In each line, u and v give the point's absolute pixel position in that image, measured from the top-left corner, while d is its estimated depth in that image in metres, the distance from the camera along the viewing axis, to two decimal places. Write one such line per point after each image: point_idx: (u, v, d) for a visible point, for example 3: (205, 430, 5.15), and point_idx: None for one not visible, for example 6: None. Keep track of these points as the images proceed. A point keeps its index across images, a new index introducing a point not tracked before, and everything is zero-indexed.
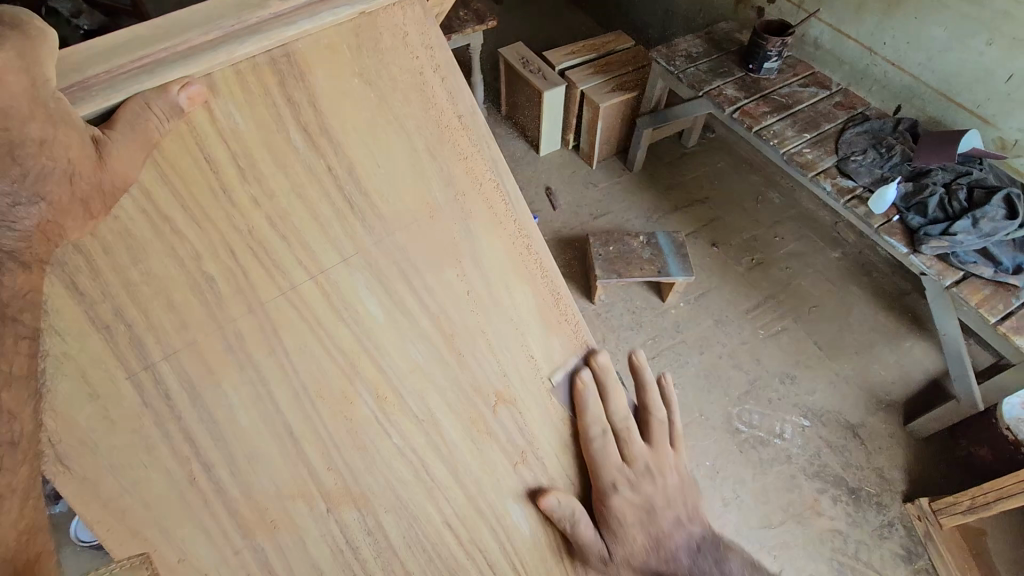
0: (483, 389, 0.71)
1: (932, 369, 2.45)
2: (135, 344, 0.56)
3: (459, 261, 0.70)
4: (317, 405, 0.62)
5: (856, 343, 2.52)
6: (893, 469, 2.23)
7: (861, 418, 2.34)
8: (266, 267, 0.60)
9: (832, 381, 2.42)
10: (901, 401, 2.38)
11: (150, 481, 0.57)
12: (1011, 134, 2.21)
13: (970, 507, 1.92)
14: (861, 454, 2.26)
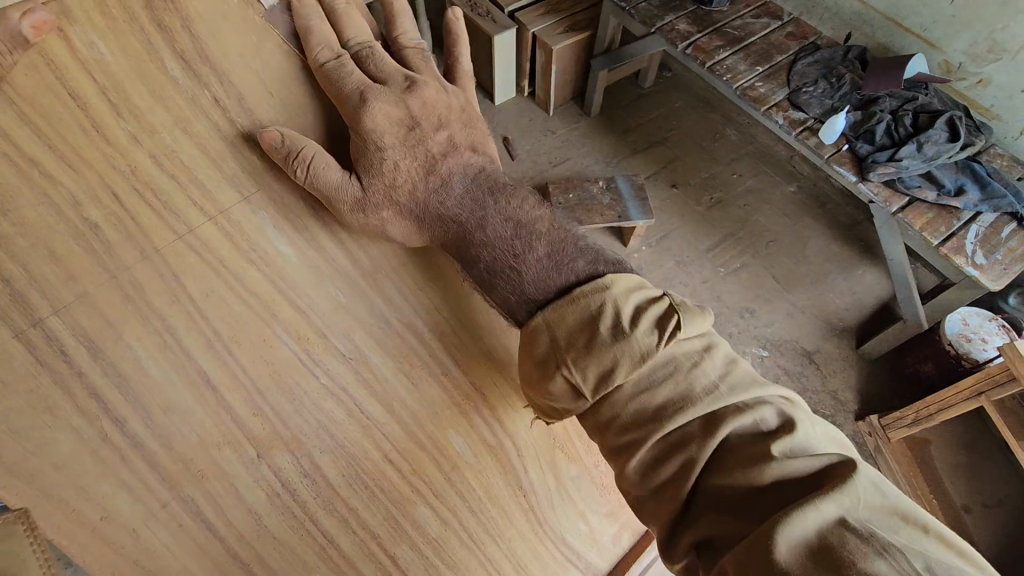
0: (411, 325, 0.71)
1: (883, 294, 2.55)
2: (17, 301, 0.52)
3: None
4: (234, 351, 0.61)
5: (811, 275, 2.60)
6: (846, 390, 2.36)
7: (816, 344, 2.44)
8: (155, 209, 0.57)
9: (789, 313, 2.50)
10: (853, 325, 2.49)
11: (58, 442, 0.54)
12: (955, 57, 2.23)
13: (914, 420, 2.06)
14: (816, 378, 2.37)
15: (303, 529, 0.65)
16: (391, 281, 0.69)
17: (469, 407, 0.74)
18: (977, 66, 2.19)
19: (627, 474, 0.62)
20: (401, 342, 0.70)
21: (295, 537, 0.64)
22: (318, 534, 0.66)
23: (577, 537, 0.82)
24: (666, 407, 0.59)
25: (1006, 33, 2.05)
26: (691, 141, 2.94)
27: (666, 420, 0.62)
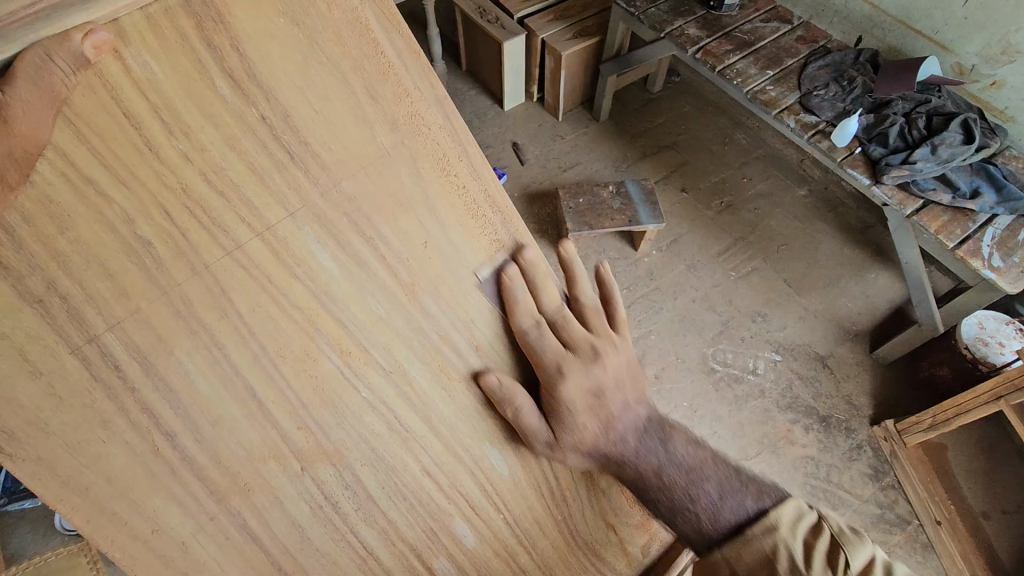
0: (449, 337, 0.71)
1: (897, 298, 2.54)
2: (74, 317, 0.53)
3: (412, 211, 0.69)
4: (279, 365, 0.62)
5: (824, 278, 2.59)
6: (861, 394, 2.34)
7: (830, 348, 2.43)
8: (205, 226, 0.58)
9: (802, 316, 2.50)
10: (867, 329, 2.48)
11: (111, 456, 0.55)
12: (969, 59, 2.22)
13: (931, 424, 2.05)
14: (830, 383, 2.36)
15: (345, 541, 0.65)
16: (428, 295, 0.70)
17: (506, 420, 0.74)
18: (991, 68, 2.18)
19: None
20: (439, 356, 0.70)
21: (338, 550, 0.65)
22: (359, 546, 0.66)
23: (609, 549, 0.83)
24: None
25: (1021, 34, 2.04)
26: (700, 145, 2.95)
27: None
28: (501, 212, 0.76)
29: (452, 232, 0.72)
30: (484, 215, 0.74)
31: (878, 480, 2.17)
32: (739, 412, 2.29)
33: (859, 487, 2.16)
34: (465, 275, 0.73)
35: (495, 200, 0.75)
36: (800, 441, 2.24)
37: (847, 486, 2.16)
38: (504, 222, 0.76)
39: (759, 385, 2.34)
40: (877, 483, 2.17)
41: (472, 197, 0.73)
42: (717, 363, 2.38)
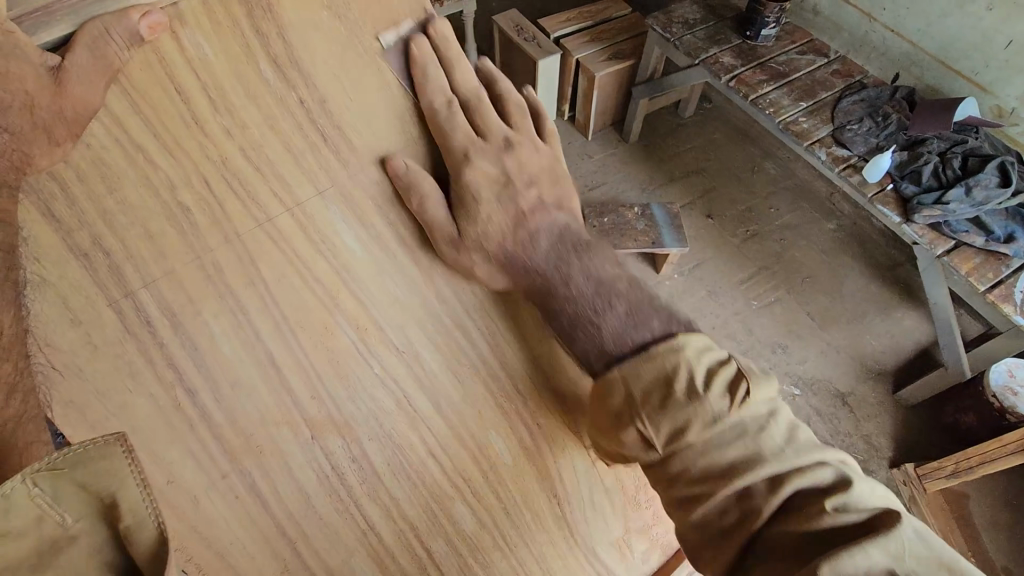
0: (462, 325, 0.73)
1: (923, 339, 2.48)
2: (114, 271, 0.57)
3: None
4: (299, 336, 0.65)
5: (848, 313, 2.54)
6: (881, 435, 2.28)
7: (850, 386, 2.38)
8: (241, 198, 0.62)
9: (822, 351, 2.45)
10: (891, 368, 2.42)
11: (133, 407, 0.58)
12: (1008, 102, 2.20)
13: (953, 472, 1.97)
14: (850, 421, 2.30)
15: (347, 514, 0.67)
16: (445, 282, 0.72)
17: (511, 410, 0.75)
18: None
19: (619, 391, 0.65)
20: (451, 343, 0.73)
21: (340, 520, 0.67)
22: (361, 520, 0.68)
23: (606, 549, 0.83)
24: (666, 348, 0.64)
25: None
26: (729, 172, 2.95)
27: (661, 341, 0.65)
28: None
29: None
30: None
31: None
32: None
33: None
34: None
35: None
36: None
37: None
38: None
39: None
40: None
41: None
42: None
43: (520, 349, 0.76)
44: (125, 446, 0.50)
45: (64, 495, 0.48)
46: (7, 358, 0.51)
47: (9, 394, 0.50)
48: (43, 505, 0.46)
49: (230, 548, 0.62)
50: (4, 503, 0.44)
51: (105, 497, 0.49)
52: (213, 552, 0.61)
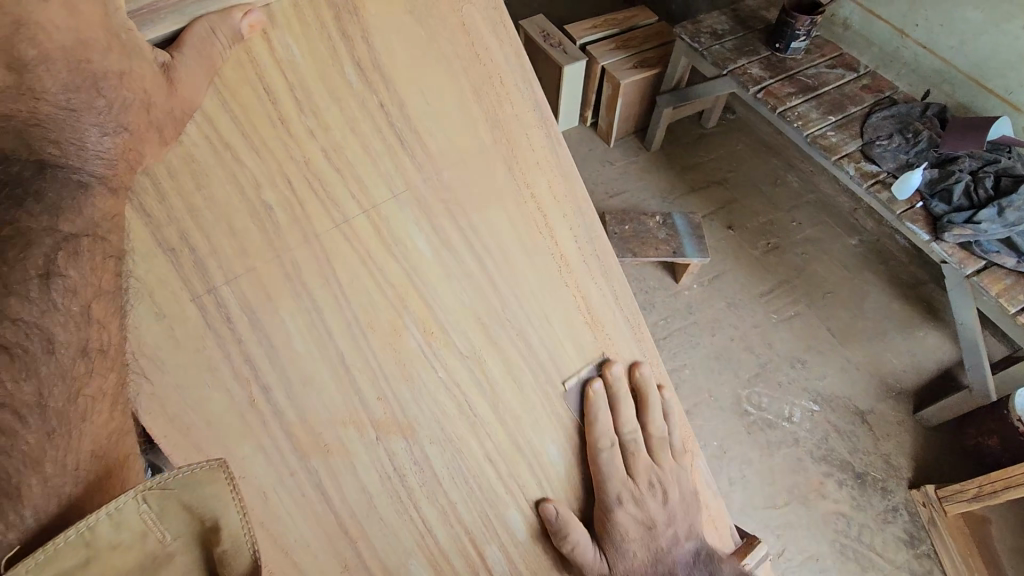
0: (523, 330, 0.74)
1: (945, 359, 2.45)
2: (198, 267, 0.58)
3: (503, 202, 0.73)
4: (368, 337, 0.65)
5: (869, 331, 2.52)
6: (900, 455, 2.26)
7: (871, 403, 2.35)
8: (321, 199, 0.62)
9: (843, 368, 2.43)
10: (912, 388, 2.39)
11: (212, 401, 0.59)
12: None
13: (976, 495, 1.94)
14: (869, 439, 2.28)
15: (407, 516, 0.68)
16: (507, 287, 0.73)
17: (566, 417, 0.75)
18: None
19: None
20: (510, 348, 0.73)
21: (399, 522, 0.67)
22: (419, 522, 0.68)
23: None
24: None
25: None
26: (751, 183, 2.93)
27: None
28: (584, 214, 0.79)
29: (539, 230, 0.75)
30: (568, 214, 0.77)
31: (912, 547, 2.08)
32: (770, 458, 2.22)
33: (890, 552, 2.07)
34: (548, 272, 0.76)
35: (578, 199, 0.79)
36: (832, 496, 2.16)
37: (878, 550, 2.07)
38: (584, 222, 0.79)
39: (793, 433, 2.28)
40: (911, 550, 2.08)
41: (560, 197, 0.77)
42: (751, 405, 2.33)
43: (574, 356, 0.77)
44: (228, 473, 0.51)
45: (168, 514, 0.50)
46: (111, 370, 0.52)
47: (112, 403, 0.51)
48: (149, 519, 0.49)
49: (295, 546, 0.63)
50: (120, 516, 0.46)
51: (206, 519, 0.51)
52: (280, 549, 0.62)
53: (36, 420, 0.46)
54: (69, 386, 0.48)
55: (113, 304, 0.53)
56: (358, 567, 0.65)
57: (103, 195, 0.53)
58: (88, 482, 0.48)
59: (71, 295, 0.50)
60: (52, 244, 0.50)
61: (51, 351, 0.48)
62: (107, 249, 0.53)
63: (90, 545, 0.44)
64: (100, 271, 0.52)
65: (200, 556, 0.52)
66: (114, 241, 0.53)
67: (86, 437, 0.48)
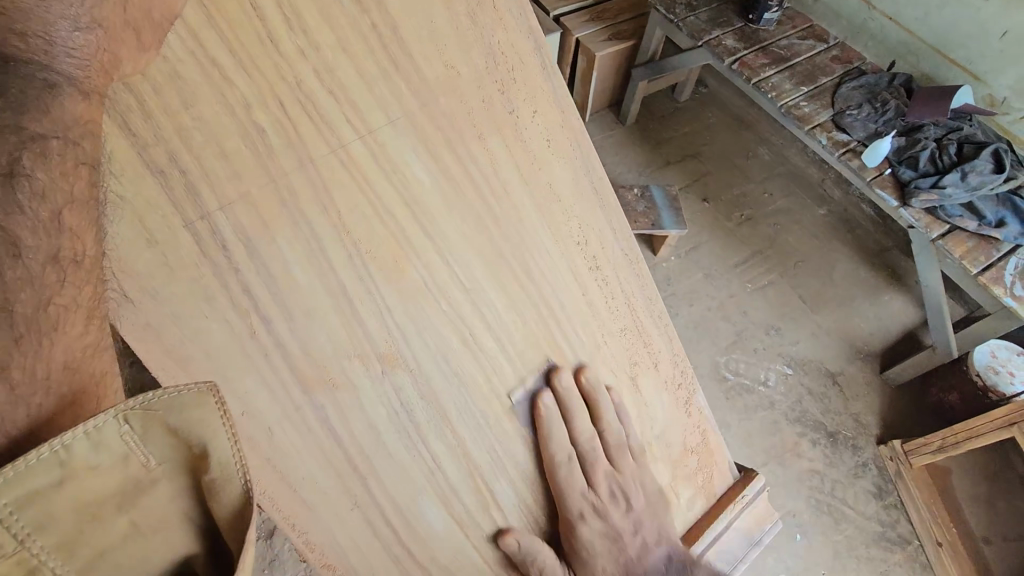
0: (526, 267, 0.74)
1: (909, 322, 2.56)
2: (190, 191, 0.55)
3: (504, 133, 0.71)
4: (369, 268, 0.64)
5: (838, 296, 2.60)
6: (869, 414, 2.35)
7: (841, 366, 2.44)
8: (315, 122, 0.60)
9: (815, 333, 2.51)
10: (879, 350, 2.49)
11: (211, 333, 0.57)
12: (1000, 91, 2.26)
13: (940, 447, 2.05)
14: (840, 400, 2.37)
15: (414, 449, 0.68)
16: (511, 225, 0.73)
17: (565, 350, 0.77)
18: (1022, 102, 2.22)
19: None
20: (511, 282, 0.73)
21: (407, 456, 0.67)
22: (428, 458, 0.69)
23: None
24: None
25: None
26: (724, 156, 2.97)
27: None
28: (582, 148, 0.79)
29: (540, 165, 0.75)
30: (566, 148, 0.77)
31: (881, 499, 2.17)
32: (748, 421, 2.29)
33: (861, 504, 2.16)
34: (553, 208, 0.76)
35: (575, 133, 0.78)
36: (807, 455, 2.24)
37: (850, 502, 2.16)
38: (582, 155, 0.79)
39: (768, 397, 2.35)
40: (880, 501, 2.17)
41: (558, 130, 0.77)
42: (728, 372, 2.39)
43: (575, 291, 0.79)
44: (218, 398, 0.49)
45: (151, 436, 0.48)
46: (87, 283, 0.48)
47: (88, 314, 0.48)
48: (131, 441, 0.46)
49: (303, 480, 0.62)
50: (98, 435, 0.43)
51: (194, 445, 0.50)
52: (288, 483, 0.61)
53: (1, 326, 0.42)
54: (38, 296, 0.44)
55: (90, 213, 0.48)
56: (367, 501, 0.66)
57: (74, 96, 0.46)
58: (64, 395, 0.45)
59: (39, 197, 0.44)
60: (14, 141, 0.43)
61: (18, 255, 0.43)
62: (79, 156, 0.47)
63: (65, 465, 0.42)
64: (72, 180, 0.46)
65: (182, 482, 0.51)
66: (88, 145, 0.47)
67: (57, 347, 0.45)
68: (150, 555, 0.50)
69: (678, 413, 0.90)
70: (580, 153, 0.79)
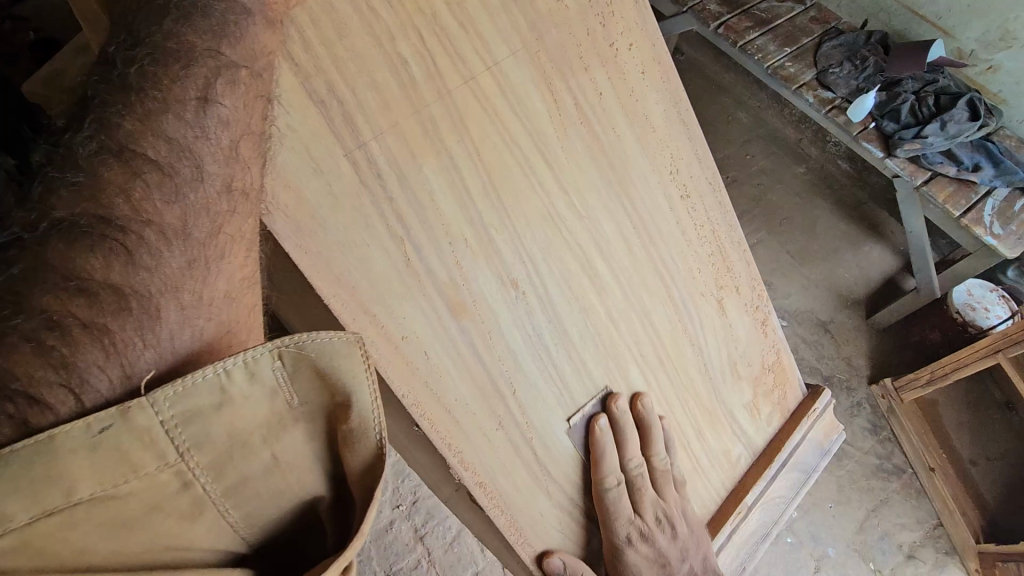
0: (632, 197, 0.82)
1: (888, 269, 2.60)
2: (349, 123, 0.57)
3: (608, 65, 0.77)
4: (500, 196, 0.68)
5: (823, 249, 2.63)
6: (859, 357, 2.39)
7: (830, 314, 2.48)
8: (449, 53, 0.62)
9: (805, 285, 2.53)
10: (864, 296, 2.53)
11: (372, 263, 0.59)
12: (969, 45, 2.38)
13: (930, 380, 2.09)
14: (832, 347, 2.40)
15: (547, 370, 0.75)
16: (617, 155, 0.79)
17: (665, 274, 0.87)
18: (989, 54, 2.34)
19: None
20: (618, 209, 0.80)
21: (542, 380, 0.74)
22: (557, 378, 0.76)
23: (740, 412, 1.01)
24: None
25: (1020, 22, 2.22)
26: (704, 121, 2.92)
27: None
28: (670, 79, 0.84)
29: (637, 97, 0.81)
30: (658, 79, 0.83)
31: (875, 434, 2.19)
32: None
33: (859, 440, 2.17)
34: (649, 139, 0.83)
35: (664, 64, 0.83)
36: None
37: (849, 439, 2.17)
38: (670, 86, 0.84)
39: None
40: (875, 436, 2.19)
41: (651, 62, 0.82)
42: None
43: (671, 219, 0.87)
44: (364, 349, 0.51)
45: (300, 378, 0.50)
46: (250, 215, 0.51)
47: (246, 247, 0.52)
48: (282, 379, 0.49)
49: (455, 405, 0.67)
50: (256, 367, 0.47)
51: (337, 397, 0.52)
52: (442, 409, 0.66)
53: (180, 246, 0.48)
54: (212, 221, 0.50)
55: (259, 147, 0.52)
56: (510, 421, 0.72)
57: (261, 25, 0.51)
58: (223, 325, 0.51)
59: (223, 126, 0.50)
60: (212, 68, 0.49)
61: (200, 178, 0.49)
62: (259, 86, 0.51)
63: (225, 392, 0.46)
64: (252, 107, 0.51)
65: (319, 426, 0.53)
66: (268, 79, 0.52)
67: (221, 275, 0.51)
68: (284, 493, 0.53)
69: (757, 333, 1.02)
70: (669, 84, 0.84)
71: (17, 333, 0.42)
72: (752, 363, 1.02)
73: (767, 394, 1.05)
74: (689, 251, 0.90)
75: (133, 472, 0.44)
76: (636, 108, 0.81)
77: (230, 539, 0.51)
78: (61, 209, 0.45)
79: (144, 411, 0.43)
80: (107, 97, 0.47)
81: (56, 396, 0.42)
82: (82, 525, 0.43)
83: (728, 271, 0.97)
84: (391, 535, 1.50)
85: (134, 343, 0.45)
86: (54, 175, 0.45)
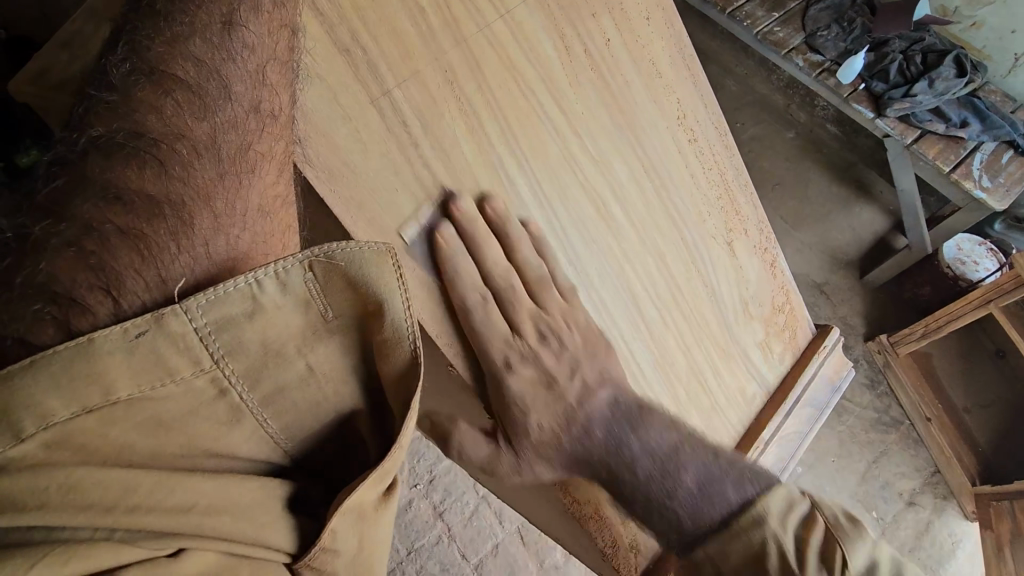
0: (638, 134, 0.86)
1: (879, 229, 2.64)
2: (373, 69, 0.63)
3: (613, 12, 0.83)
4: (517, 136, 0.74)
5: (816, 214, 2.66)
6: (854, 316, 2.44)
7: (825, 276, 2.52)
8: (468, 8, 0.70)
9: (799, 249, 2.57)
10: (856, 257, 2.57)
11: (400, 203, 0.66)
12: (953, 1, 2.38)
13: (922, 333, 2.16)
14: (828, 307, 2.45)
15: None
16: (624, 97, 0.85)
17: (675, 214, 0.91)
18: (972, 9, 2.36)
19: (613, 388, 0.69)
20: (627, 151, 0.85)
21: None
22: None
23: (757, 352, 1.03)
24: None
25: None
26: None
27: None
28: (671, 24, 0.90)
29: (641, 41, 0.86)
30: (659, 23, 0.88)
31: (874, 389, 2.25)
32: None
33: (858, 395, 2.23)
34: (653, 81, 0.88)
35: (665, 12, 0.89)
36: None
37: (849, 396, 2.22)
38: (673, 33, 0.90)
39: None
40: (873, 391, 2.25)
41: (655, 10, 0.88)
42: None
43: (678, 158, 0.91)
44: (396, 259, 0.49)
45: (333, 291, 0.49)
46: (280, 138, 0.56)
47: (280, 166, 0.56)
48: (314, 291, 0.48)
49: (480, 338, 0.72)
50: (287, 278, 0.46)
51: (371, 304, 0.49)
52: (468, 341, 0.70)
53: (212, 158, 0.51)
54: (240, 138, 0.53)
55: (285, 74, 0.57)
56: None
57: None
58: (258, 233, 0.52)
59: (249, 51, 0.55)
60: None
61: (228, 97, 0.54)
62: (284, 18, 0.58)
63: (256, 300, 0.45)
64: (277, 38, 0.57)
65: (356, 341, 0.52)
66: (290, 9, 0.58)
67: (253, 188, 0.53)
68: (323, 406, 0.52)
69: (767, 274, 1.05)
70: (671, 30, 0.90)
71: (61, 237, 0.45)
72: (765, 300, 1.05)
73: (781, 339, 1.07)
74: (695, 191, 0.94)
75: (168, 376, 0.43)
76: (642, 53, 0.86)
77: (268, 448, 0.50)
78: (99, 126, 0.49)
79: (176, 316, 0.42)
80: (140, 24, 0.53)
81: (96, 297, 0.43)
82: (120, 427, 0.42)
83: (739, 213, 1.01)
84: (409, 512, 1.52)
85: (169, 247, 0.46)
86: (94, 97, 0.51)
